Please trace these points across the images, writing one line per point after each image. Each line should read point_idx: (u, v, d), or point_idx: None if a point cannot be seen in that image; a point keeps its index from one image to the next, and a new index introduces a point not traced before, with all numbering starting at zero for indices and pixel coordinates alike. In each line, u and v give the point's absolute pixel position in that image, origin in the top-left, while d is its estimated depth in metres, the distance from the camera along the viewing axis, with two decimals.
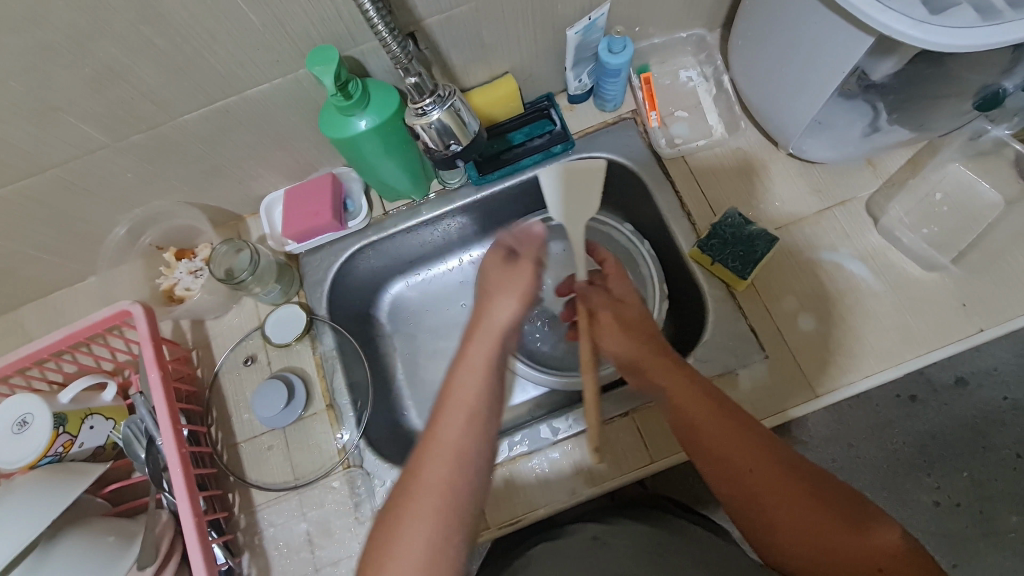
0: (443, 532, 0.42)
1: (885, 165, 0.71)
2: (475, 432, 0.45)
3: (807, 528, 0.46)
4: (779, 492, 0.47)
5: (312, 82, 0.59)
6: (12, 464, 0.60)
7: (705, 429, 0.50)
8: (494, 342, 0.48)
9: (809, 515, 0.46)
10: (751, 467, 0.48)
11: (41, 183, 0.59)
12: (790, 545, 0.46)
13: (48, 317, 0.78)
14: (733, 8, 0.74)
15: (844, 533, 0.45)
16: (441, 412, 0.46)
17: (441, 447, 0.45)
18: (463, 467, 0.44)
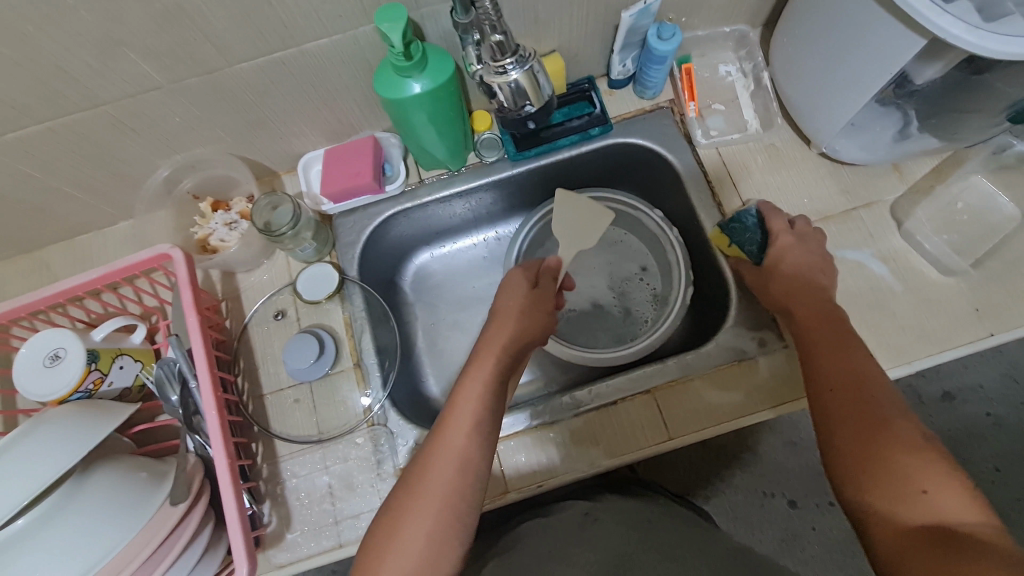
0: (446, 526, 0.48)
1: (910, 172, 0.74)
2: (476, 443, 0.51)
3: (870, 450, 0.48)
4: (848, 418, 0.50)
5: (370, 42, 0.60)
6: (43, 396, 0.61)
7: (819, 356, 0.56)
8: (493, 368, 0.56)
9: (880, 439, 0.48)
10: (832, 387, 0.53)
11: (91, 118, 0.59)
12: (847, 453, 0.49)
13: (76, 258, 0.78)
14: (778, 7, 0.76)
15: (915, 464, 0.46)
16: (443, 429, 0.52)
17: (447, 452, 0.51)
18: (465, 471, 0.50)
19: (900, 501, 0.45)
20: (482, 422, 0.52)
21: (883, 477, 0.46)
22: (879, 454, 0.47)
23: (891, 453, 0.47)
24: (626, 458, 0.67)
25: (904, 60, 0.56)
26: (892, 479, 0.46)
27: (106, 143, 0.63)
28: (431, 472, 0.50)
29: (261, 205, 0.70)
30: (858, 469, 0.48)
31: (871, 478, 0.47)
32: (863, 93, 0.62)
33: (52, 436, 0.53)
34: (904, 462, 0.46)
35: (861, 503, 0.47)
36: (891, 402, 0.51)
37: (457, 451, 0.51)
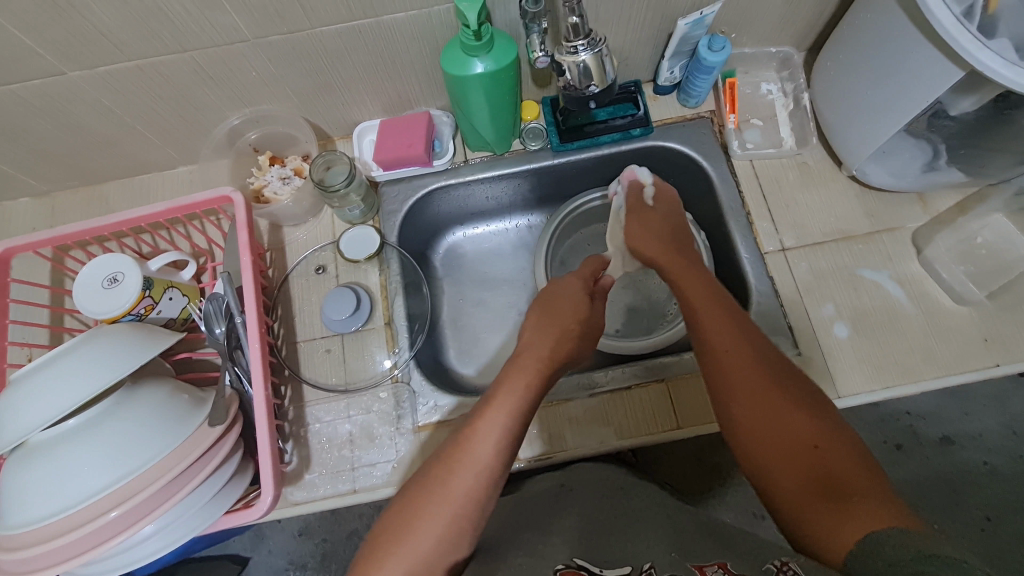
0: (452, 535, 0.50)
1: (935, 203, 0.77)
2: (496, 460, 0.53)
3: (770, 417, 0.50)
4: (751, 385, 0.52)
5: (441, 21, 0.64)
6: (99, 314, 0.64)
7: (705, 320, 0.58)
8: (520, 393, 0.57)
9: (773, 410, 0.51)
10: (726, 360, 0.55)
11: (177, 62, 0.63)
12: (747, 416, 0.52)
13: (134, 196, 0.82)
14: (825, 33, 0.79)
15: (798, 419, 0.50)
16: (474, 429, 0.55)
17: (467, 465, 0.52)
18: (483, 486, 0.52)
19: (798, 462, 0.48)
20: (504, 443, 0.54)
21: (784, 440, 0.49)
22: (779, 420, 0.50)
23: (787, 420, 0.50)
24: (635, 440, 0.69)
25: (941, 90, 0.59)
26: (786, 443, 0.49)
27: (185, 87, 0.67)
28: (449, 482, 0.52)
29: (317, 162, 0.74)
30: (763, 434, 0.50)
31: (775, 442, 0.49)
32: (898, 120, 0.66)
33: (104, 349, 0.56)
34: (789, 417, 0.50)
35: (765, 465, 0.49)
36: (772, 365, 0.54)
37: (479, 466, 0.52)
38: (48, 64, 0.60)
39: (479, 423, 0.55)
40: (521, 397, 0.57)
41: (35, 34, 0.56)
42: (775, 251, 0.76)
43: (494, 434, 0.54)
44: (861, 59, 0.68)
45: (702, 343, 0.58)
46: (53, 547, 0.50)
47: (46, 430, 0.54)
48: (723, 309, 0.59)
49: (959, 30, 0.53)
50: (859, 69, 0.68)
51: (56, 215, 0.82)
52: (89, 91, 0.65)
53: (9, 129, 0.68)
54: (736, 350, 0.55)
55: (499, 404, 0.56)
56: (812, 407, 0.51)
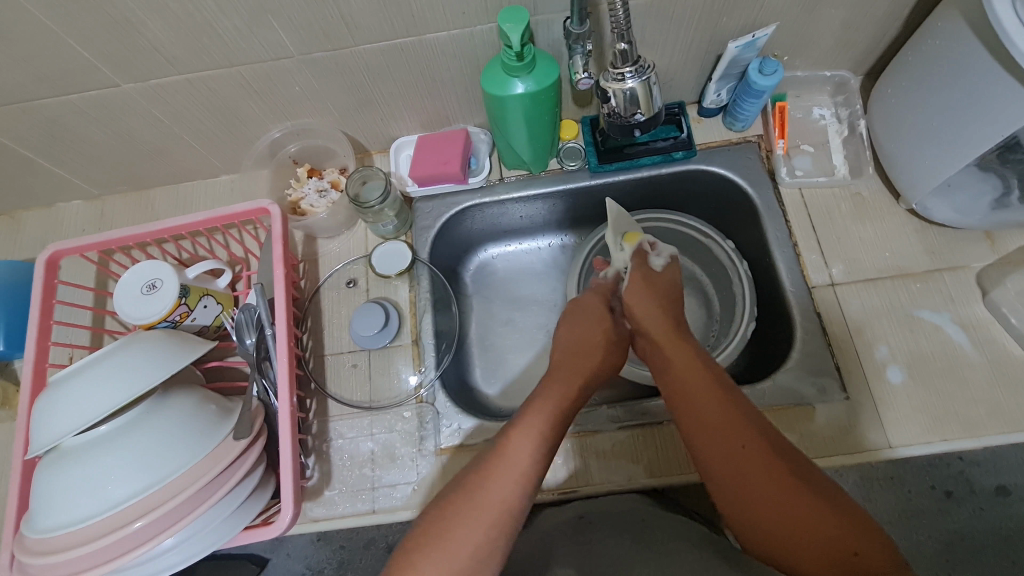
0: (487, 543, 0.48)
1: (1004, 242, 0.71)
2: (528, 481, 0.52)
3: (768, 500, 0.50)
4: (741, 461, 0.52)
5: (484, 41, 0.64)
6: (136, 319, 0.65)
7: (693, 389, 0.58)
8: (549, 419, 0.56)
9: (790, 500, 0.49)
10: (725, 440, 0.53)
11: (224, 76, 0.64)
12: (764, 524, 0.49)
13: (177, 202, 0.84)
14: (886, 57, 0.75)
15: (828, 519, 0.47)
16: (502, 454, 0.53)
17: (501, 479, 0.51)
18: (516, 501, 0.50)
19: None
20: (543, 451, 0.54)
21: (792, 537, 0.48)
22: (780, 505, 0.49)
23: (794, 501, 0.49)
24: (666, 478, 0.66)
25: (1020, 122, 0.55)
26: (823, 548, 0.47)
27: (230, 101, 0.69)
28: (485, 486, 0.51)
29: (354, 177, 0.74)
30: (778, 530, 0.49)
31: (796, 542, 0.48)
32: (966, 154, 0.61)
33: (137, 355, 0.57)
34: (819, 523, 0.47)
35: (781, 556, 0.49)
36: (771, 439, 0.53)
37: (518, 472, 0.52)
38: (103, 75, 0.62)
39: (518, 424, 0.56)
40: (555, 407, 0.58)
41: (92, 47, 0.58)
42: (823, 285, 0.72)
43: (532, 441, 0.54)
44: (924, 88, 0.64)
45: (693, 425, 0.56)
46: (84, 553, 0.51)
47: (79, 435, 0.55)
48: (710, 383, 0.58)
49: None
50: (922, 97, 0.64)
51: (104, 218, 0.84)
52: (140, 103, 0.67)
53: (66, 136, 0.71)
54: (748, 444, 0.52)
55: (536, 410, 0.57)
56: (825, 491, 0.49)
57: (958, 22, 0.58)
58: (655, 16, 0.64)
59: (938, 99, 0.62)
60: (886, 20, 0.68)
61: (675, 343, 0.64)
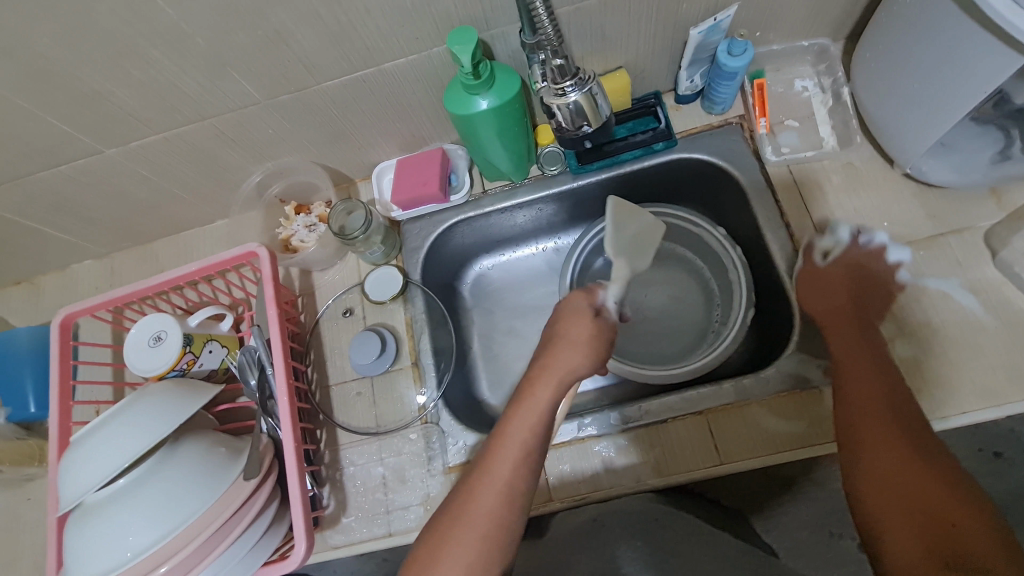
0: (490, 542, 0.50)
1: (1011, 197, 0.67)
2: (520, 476, 0.53)
3: (903, 495, 0.51)
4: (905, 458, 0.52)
5: (443, 62, 0.64)
6: (146, 371, 0.68)
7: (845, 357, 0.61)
8: (546, 406, 0.56)
9: (905, 467, 0.52)
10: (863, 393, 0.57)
11: (199, 130, 0.66)
12: (896, 483, 0.52)
13: (179, 252, 0.87)
14: (864, 18, 0.72)
15: (941, 493, 0.50)
16: (504, 433, 0.55)
17: (490, 479, 0.52)
18: (507, 502, 0.52)
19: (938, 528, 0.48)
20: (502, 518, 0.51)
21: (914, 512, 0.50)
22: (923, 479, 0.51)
23: (938, 489, 0.50)
24: (674, 478, 0.65)
25: (1002, 76, 0.52)
26: (929, 515, 0.49)
27: (210, 151, 0.71)
28: (450, 551, 0.50)
29: (337, 210, 0.76)
30: (913, 486, 0.51)
31: (936, 495, 0.50)
32: (952, 111, 0.58)
33: (149, 403, 0.60)
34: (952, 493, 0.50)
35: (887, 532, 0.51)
36: (910, 431, 0.54)
37: (498, 482, 0.52)
38: (86, 144, 0.65)
39: (484, 479, 0.53)
40: (529, 436, 0.54)
41: (71, 121, 0.61)
42: (820, 263, 0.69)
43: (519, 443, 0.54)
44: (902, 48, 0.61)
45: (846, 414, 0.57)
46: None
47: (100, 491, 0.58)
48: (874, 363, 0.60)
49: (1013, 10, 0.46)
50: (901, 58, 0.61)
51: (114, 275, 0.88)
52: (126, 165, 0.70)
53: (65, 204, 0.74)
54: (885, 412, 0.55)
55: (500, 453, 0.53)
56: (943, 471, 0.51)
57: None
58: (612, 12, 0.63)
59: (917, 57, 0.59)
60: None
61: (843, 327, 0.64)
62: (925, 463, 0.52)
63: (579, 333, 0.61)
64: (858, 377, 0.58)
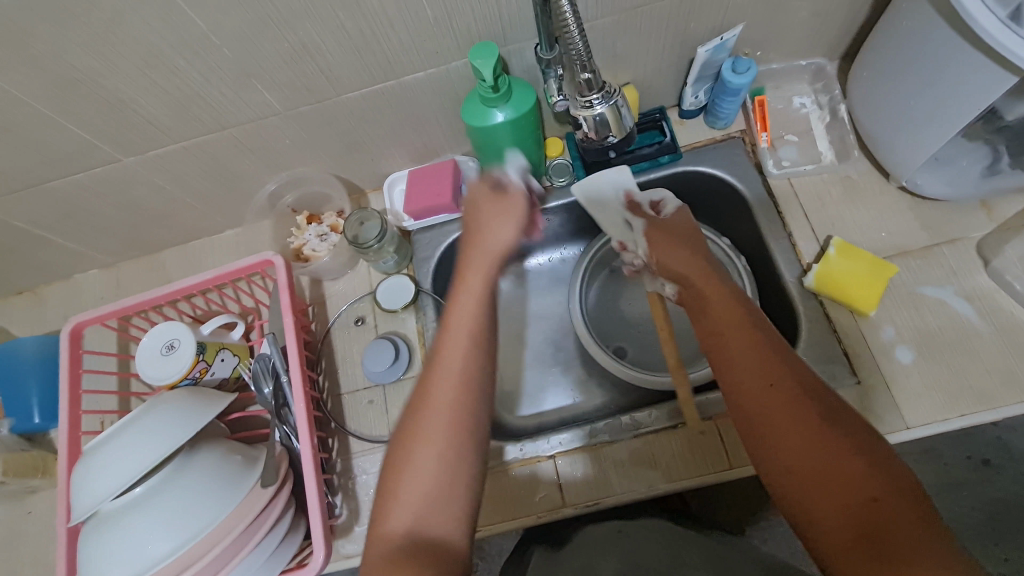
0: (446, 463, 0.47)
1: (1000, 209, 0.71)
2: (472, 381, 0.50)
3: (811, 473, 0.43)
4: (800, 426, 0.45)
5: (460, 76, 0.66)
6: (159, 379, 0.68)
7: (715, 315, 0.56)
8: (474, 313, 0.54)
9: (799, 431, 0.45)
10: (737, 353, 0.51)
11: (218, 139, 0.67)
12: (793, 459, 0.44)
13: (187, 261, 0.87)
14: (859, 40, 0.75)
15: (850, 463, 0.42)
16: (442, 345, 0.52)
17: (441, 386, 0.50)
18: (451, 411, 0.49)
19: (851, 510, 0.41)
20: (455, 452, 0.47)
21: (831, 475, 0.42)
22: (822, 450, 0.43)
23: (844, 463, 0.42)
24: (686, 482, 0.66)
25: (994, 94, 0.55)
26: (841, 493, 0.41)
27: (227, 161, 0.71)
28: (419, 454, 0.47)
29: (351, 220, 0.77)
30: (814, 462, 0.43)
31: (836, 471, 0.42)
32: (946, 127, 0.62)
33: (165, 412, 0.59)
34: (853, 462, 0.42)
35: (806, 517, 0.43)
36: (808, 392, 0.47)
37: (448, 389, 0.49)
38: (105, 152, 0.65)
39: (432, 386, 0.50)
40: (468, 343, 0.52)
41: (91, 128, 0.61)
42: None
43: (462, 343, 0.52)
44: (898, 67, 0.64)
45: (731, 382, 0.50)
46: None
47: (116, 499, 0.57)
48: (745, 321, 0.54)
49: (1004, 32, 0.49)
50: (897, 76, 0.65)
51: (120, 284, 0.88)
52: (142, 174, 0.70)
53: (77, 212, 0.74)
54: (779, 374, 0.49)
55: (447, 358, 0.51)
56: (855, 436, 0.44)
57: (921, 3, 0.59)
58: (623, 31, 0.66)
59: (913, 75, 0.62)
60: (851, 5, 0.69)
61: (737, 318, 0.55)
62: (835, 432, 0.44)
63: (491, 204, 0.63)
64: (744, 350, 0.51)
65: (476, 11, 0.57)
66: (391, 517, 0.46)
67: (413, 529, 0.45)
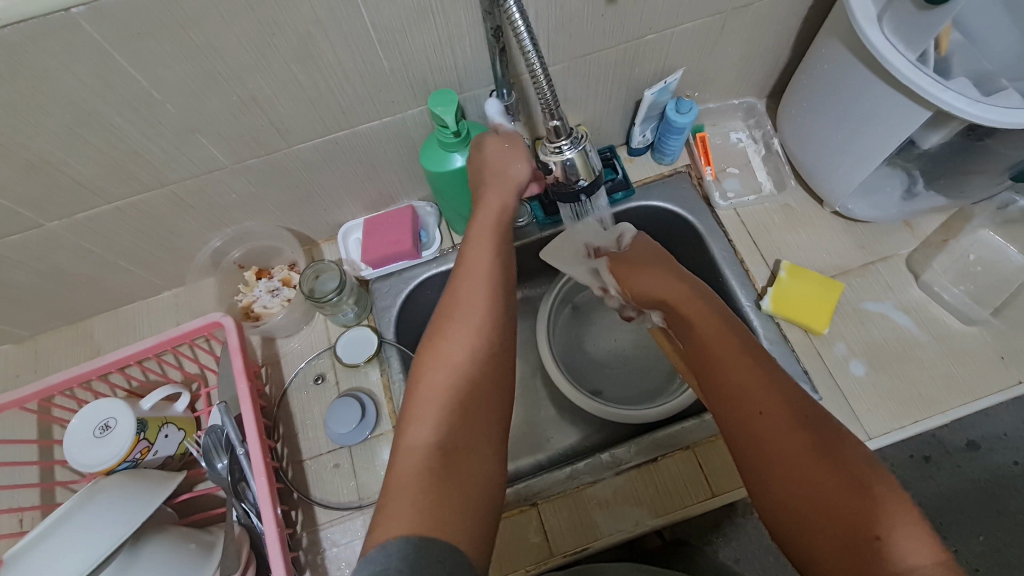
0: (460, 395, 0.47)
1: (921, 227, 0.77)
2: (490, 297, 0.53)
3: (811, 503, 0.43)
4: (794, 453, 0.45)
5: (416, 123, 0.65)
6: (91, 467, 0.60)
7: (707, 339, 0.56)
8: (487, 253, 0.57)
9: (794, 457, 0.45)
10: (730, 372, 0.52)
11: (156, 197, 0.63)
12: (787, 484, 0.45)
13: (118, 328, 0.79)
14: (783, 80, 0.82)
15: (846, 491, 0.43)
16: (458, 277, 0.55)
17: (461, 313, 0.52)
18: (474, 328, 0.51)
19: (849, 540, 0.41)
20: (482, 355, 0.50)
21: (823, 501, 0.43)
22: (815, 476, 0.44)
23: (838, 490, 0.43)
24: (671, 515, 0.66)
25: (911, 127, 0.61)
26: (838, 521, 0.42)
27: (166, 219, 0.66)
28: (446, 347, 0.50)
29: (306, 273, 0.73)
30: (810, 490, 0.44)
31: (834, 498, 0.43)
32: (872, 157, 0.67)
33: (104, 506, 0.52)
34: (848, 492, 0.42)
35: (801, 545, 0.43)
36: (801, 416, 0.47)
37: (470, 315, 0.52)
38: (23, 218, 0.59)
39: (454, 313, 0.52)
40: (484, 272, 0.55)
41: (7, 192, 0.56)
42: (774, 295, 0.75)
43: (479, 275, 0.55)
44: (823, 104, 0.70)
45: (722, 403, 0.51)
46: None
47: None
48: (734, 341, 0.55)
49: (916, 73, 0.55)
50: (823, 112, 0.70)
51: (38, 359, 0.78)
52: (67, 238, 0.64)
53: None
54: (771, 395, 0.49)
55: (464, 285, 0.54)
56: (849, 462, 0.44)
57: (839, 48, 0.64)
58: (574, 76, 0.68)
59: (837, 111, 0.68)
60: (775, 50, 0.75)
61: (724, 334, 0.56)
62: (835, 462, 0.44)
63: (498, 152, 0.60)
64: (739, 375, 0.51)
65: (432, 60, 0.57)
66: (410, 431, 0.46)
67: (436, 445, 0.44)
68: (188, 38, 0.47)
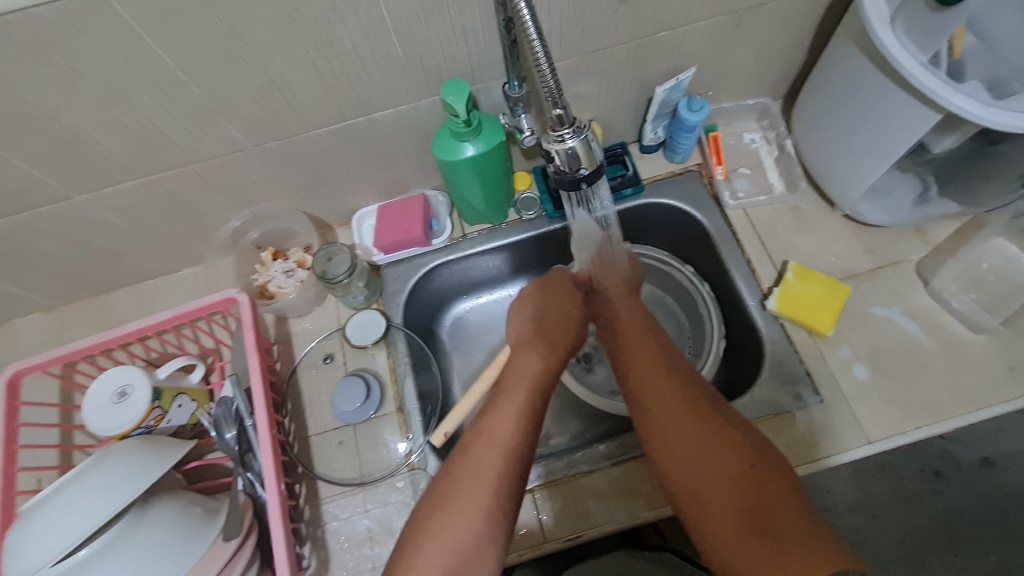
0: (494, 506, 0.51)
1: (934, 233, 0.77)
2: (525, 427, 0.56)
3: (701, 462, 0.51)
4: (685, 419, 0.54)
5: (429, 112, 0.67)
6: (108, 430, 0.63)
7: (626, 338, 0.66)
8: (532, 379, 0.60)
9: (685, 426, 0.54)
10: (637, 366, 0.61)
11: (178, 175, 0.65)
12: (680, 448, 0.53)
13: (140, 302, 0.83)
14: (799, 81, 0.82)
15: (732, 448, 0.51)
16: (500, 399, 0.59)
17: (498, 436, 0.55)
18: (511, 459, 0.53)
19: (734, 484, 0.49)
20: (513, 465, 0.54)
21: (714, 462, 0.51)
22: (705, 439, 0.52)
23: (721, 445, 0.51)
24: (666, 509, 0.66)
25: (921, 130, 0.61)
26: (724, 472, 0.50)
27: (187, 197, 0.69)
28: (485, 456, 0.53)
29: (319, 255, 0.75)
30: (697, 450, 0.52)
31: (716, 455, 0.51)
32: (883, 160, 0.67)
33: (116, 468, 0.54)
34: (731, 447, 0.51)
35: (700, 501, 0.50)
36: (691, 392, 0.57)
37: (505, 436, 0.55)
38: (55, 190, 0.62)
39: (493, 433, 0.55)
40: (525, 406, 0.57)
41: (40, 164, 0.59)
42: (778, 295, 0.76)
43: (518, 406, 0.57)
44: (835, 106, 0.70)
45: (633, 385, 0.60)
46: None
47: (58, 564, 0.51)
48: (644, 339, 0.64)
49: (926, 75, 0.54)
50: (835, 114, 0.70)
51: (63, 328, 0.82)
52: (94, 211, 0.67)
53: (19, 252, 0.70)
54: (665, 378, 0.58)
55: (504, 413, 0.57)
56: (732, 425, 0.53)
57: (852, 49, 0.65)
58: (586, 71, 0.70)
59: (849, 113, 0.68)
60: (789, 51, 0.75)
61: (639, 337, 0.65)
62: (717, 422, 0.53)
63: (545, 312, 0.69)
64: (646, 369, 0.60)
65: (446, 50, 0.59)
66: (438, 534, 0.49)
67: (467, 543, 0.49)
68: (212, 22, 0.49)
